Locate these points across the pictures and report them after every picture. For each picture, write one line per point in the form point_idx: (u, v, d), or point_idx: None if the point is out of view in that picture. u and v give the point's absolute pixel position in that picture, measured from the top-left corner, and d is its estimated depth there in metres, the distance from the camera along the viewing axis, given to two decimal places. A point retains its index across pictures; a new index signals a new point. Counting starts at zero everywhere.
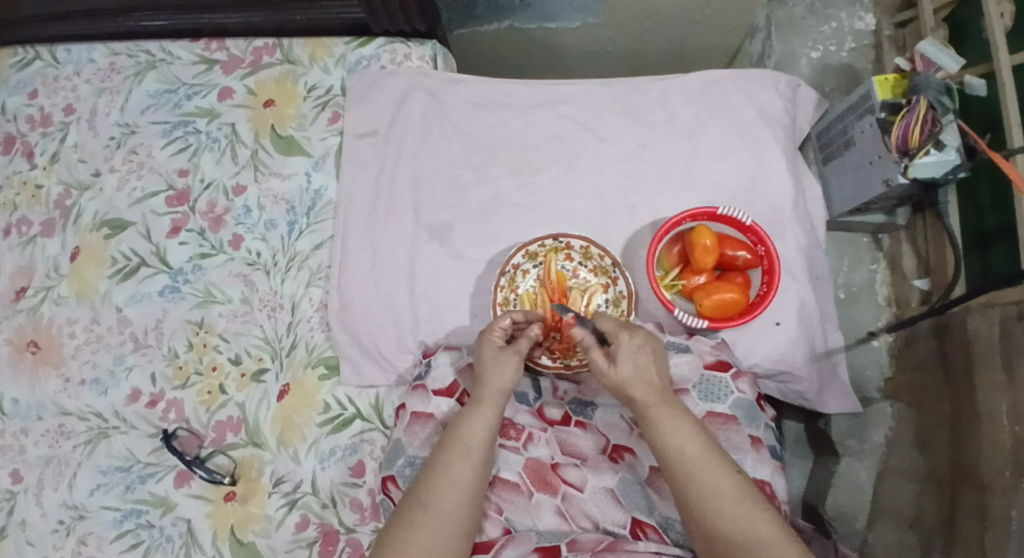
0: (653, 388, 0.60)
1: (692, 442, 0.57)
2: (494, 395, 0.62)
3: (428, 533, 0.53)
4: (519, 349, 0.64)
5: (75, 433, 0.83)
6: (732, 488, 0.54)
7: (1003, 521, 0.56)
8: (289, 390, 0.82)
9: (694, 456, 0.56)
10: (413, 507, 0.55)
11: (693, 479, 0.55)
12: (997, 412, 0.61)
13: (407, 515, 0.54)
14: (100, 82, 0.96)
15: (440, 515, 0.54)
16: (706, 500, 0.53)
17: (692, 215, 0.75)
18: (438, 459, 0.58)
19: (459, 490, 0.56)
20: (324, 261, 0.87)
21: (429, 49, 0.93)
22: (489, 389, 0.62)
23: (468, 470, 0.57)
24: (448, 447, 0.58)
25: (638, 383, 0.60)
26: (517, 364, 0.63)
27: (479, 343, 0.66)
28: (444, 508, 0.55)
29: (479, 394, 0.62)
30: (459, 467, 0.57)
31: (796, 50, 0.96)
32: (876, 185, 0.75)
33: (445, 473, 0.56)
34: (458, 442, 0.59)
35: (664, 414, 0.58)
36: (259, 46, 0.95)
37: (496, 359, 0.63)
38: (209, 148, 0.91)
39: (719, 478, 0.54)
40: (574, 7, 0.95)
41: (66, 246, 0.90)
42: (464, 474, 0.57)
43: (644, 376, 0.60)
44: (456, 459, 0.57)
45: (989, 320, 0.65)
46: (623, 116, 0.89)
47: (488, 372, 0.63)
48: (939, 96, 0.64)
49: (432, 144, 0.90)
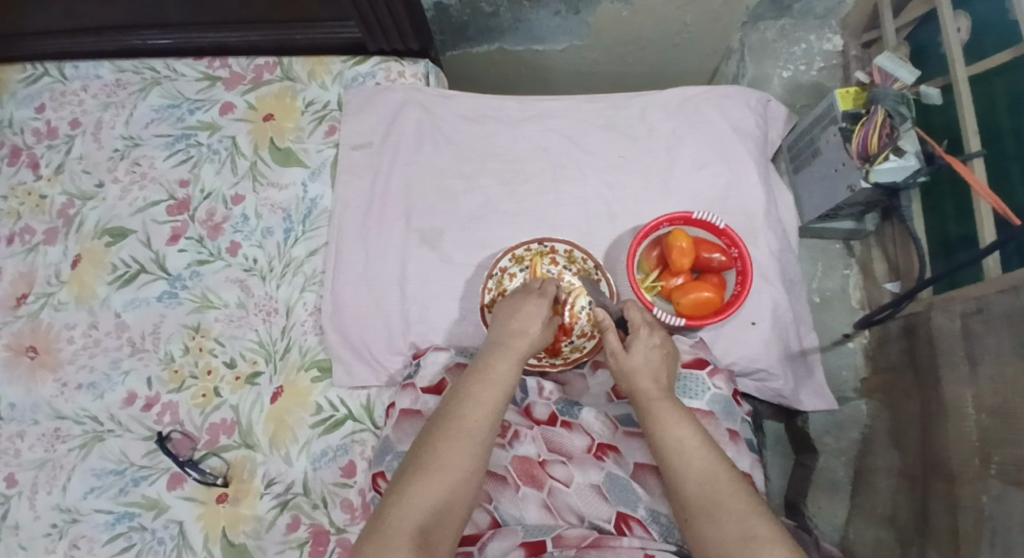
0: (657, 387, 0.66)
1: (692, 437, 0.61)
2: (524, 339, 0.67)
3: (462, 450, 0.57)
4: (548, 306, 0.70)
5: (69, 436, 0.84)
6: (730, 481, 0.57)
7: (974, 507, 0.58)
8: (283, 392, 0.84)
9: (695, 450, 0.59)
10: (447, 423, 0.59)
11: (691, 471, 0.58)
12: (962, 403, 0.64)
13: (441, 432, 0.58)
14: (106, 97, 1.01)
15: (473, 434, 0.58)
16: (704, 491, 0.56)
17: (669, 219, 0.79)
18: (470, 386, 0.62)
19: (490, 415, 0.60)
20: (319, 267, 0.90)
21: (422, 67, 0.99)
22: (522, 342, 0.67)
23: (500, 399, 0.62)
24: (481, 377, 0.63)
25: (645, 378, 0.67)
26: (545, 313, 0.69)
27: (519, 298, 0.71)
28: (478, 429, 0.59)
29: (513, 338, 0.67)
30: (492, 395, 0.62)
31: (768, 70, 1.02)
32: (842, 191, 0.80)
33: (479, 398, 0.61)
34: (491, 375, 0.63)
35: (666, 410, 0.64)
36: (260, 64, 1.00)
37: (528, 306, 0.69)
38: (210, 159, 0.95)
39: (718, 471, 0.57)
40: (560, 30, 1.01)
41: (67, 253, 0.93)
42: (496, 400, 0.61)
43: (651, 374, 0.68)
44: (489, 388, 0.62)
45: (951, 315, 0.69)
46: (606, 129, 0.93)
47: (519, 319, 0.68)
48: (897, 106, 0.70)
49: (424, 155, 0.94)
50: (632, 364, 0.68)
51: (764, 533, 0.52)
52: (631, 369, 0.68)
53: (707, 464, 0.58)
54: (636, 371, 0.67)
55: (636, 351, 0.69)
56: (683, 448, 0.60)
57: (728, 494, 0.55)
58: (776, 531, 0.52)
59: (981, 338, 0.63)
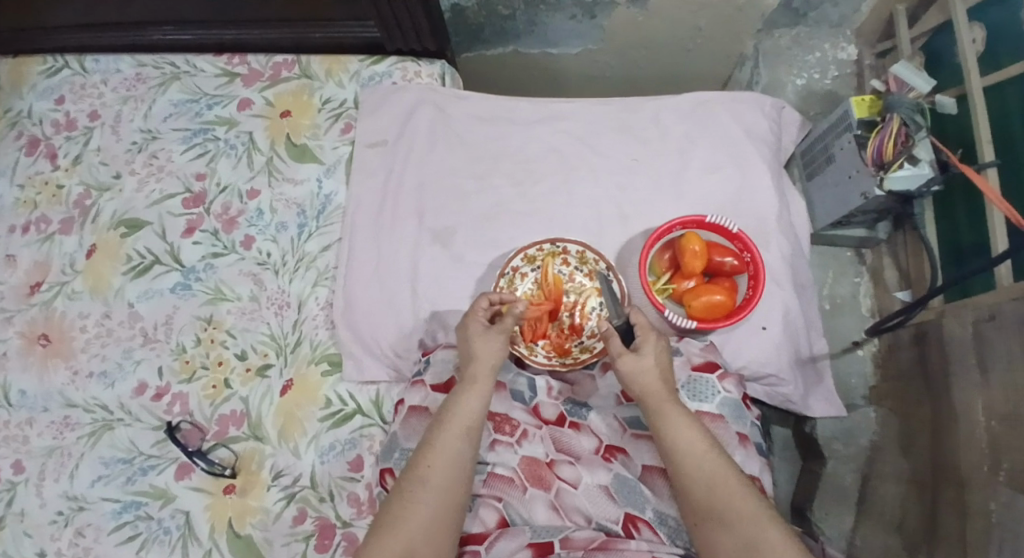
0: (665, 387, 0.66)
1: (701, 440, 0.61)
2: (484, 376, 0.67)
3: (426, 511, 0.58)
4: (500, 332, 0.69)
5: (80, 424, 0.84)
6: (740, 485, 0.58)
7: (984, 514, 0.58)
8: (292, 385, 0.85)
9: (704, 454, 0.60)
10: (410, 484, 0.60)
11: (701, 475, 0.59)
12: (973, 410, 0.64)
13: (405, 493, 0.59)
14: (126, 91, 1.02)
15: (437, 492, 0.59)
16: (716, 496, 0.57)
17: (681, 222, 0.80)
18: (434, 436, 0.63)
19: (456, 467, 0.61)
20: (331, 262, 0.91)
21: (438, 68, 1.00)
22: (477, 368, 0.67)
23: (465, 447, 0.62)
24: (443, 425, 0.63)
25: (653, 380, 0.66)
26: (500, 346, 0.69)
27: (467, 324, 0.72)
28: (443, 486, 0.60)
29: (472, 369, 0.68)
30: (456, 444, 0.62)
31: (782, 78, 1.02)
32: (855, 198, 0.80)
33: (442, 450, 0.61)
34: (454, 421, 0.63)
35: (675, 413, 0.63)
36: (279, 62, 1.01)
37: (483, 341, 0.69)
38: (226, 154, 0.96)
39: (728, 475, 0.59)
40: (575, 34, 1.02)
41: (83, 243, 0.94)
42: (460, 450, 0.62)
43: (660, 376, 0.66)
44: (452, 437, 0.62)
45: (963, 323, 0.69)
46: (619, 132, 0.94)
47: (477, 351, 0.68)
48: (912, 114, 0.70)
49: (438, 154, 0.95)
50: (635, 368, 0.66)
51: (774, 539, 0.54)
52: (636, 371, 0.66)
53: (716, 469, 0.59)
54: (640, 373, 0.66)
55: (646, 354, 0.67)
56: (693, 452, 0.60)
57: (740, 499, 0.57)
58: (786, 537, 0.54)
59: (992, 345, 0.63)
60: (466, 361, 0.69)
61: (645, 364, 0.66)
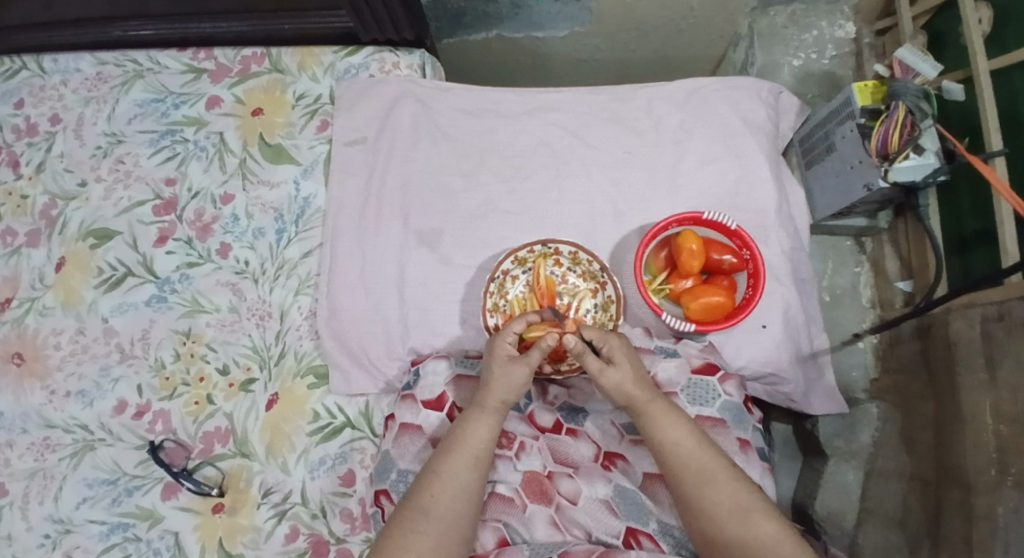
0: (647, 388, 0.62)
1: (690, 436, 0.59)
2: (495, 405, 0.63)
3: (428, 541, 0.56)
4: (528, 360, 0.64)
5: (61, 446, 0.81)
6: (729, 479, 0.56)
7: (990, 520, 0.56)
8: (278, 399, 0.82)
9: (692, 452, 0.58)
10: (411, 513, 0.57)
11: (691, 474, 0.57)
12: (980, 411, 0.61)
13: (405, 523, 0.57)
14: (88, 91, 0.96)
15: (440, 523, 0.57)
16: (706, 495, 0.56)
17: (678, 219, 0.76)
18: (437, 464, 0.60)
19: (460, 500, 0.58)
20: (313, 269, 0.87)
21: (418, 58, 0.95)
22: (485, 395, 0.64)
23: (469, 476, 0.59)
24: (447, 452, 0.61)
25: (636, 384, 0.62)
26: (525, 376, 0.64)
27: (490, 345, 0.66)
28: (446, 517, 0.57)
29: (478, 393, 0.64)
30: (460, 472, 0.59)
31: (777, 59, 0.98)
32: (858, 190, 0.77)
33: (446, 479, 0.59)
34: (459, 450, 0.61)
35: (662, 412, 0.61)
36: (248, 55, 0.95)
37: (504, 367, 0.64)
38: (197, 157, 0.91)
39: (716, 470, 0.57)
40: (561, 17, 0.96)
41: (51, 256, 0.89)
42: (466, 481, 0.59)
43: (637, 377, 0.63)
44: (457, 466, 0.60)
45: (970, 321, 0.66)
46: (610, 123, 0.90)
47: (494, 379, 0.64)
48: (918, 101, 0.66)
49: (421, 150, 0.90)
50: (617, 375, 0.62)
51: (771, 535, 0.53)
52: (621, 383, 0.62)
53: (705, 465, 0.57)
54: (624, 379, 0.62)
55: (620, 361, 0.63)
56: (677, 451, 0.59)
57: (731, 494, 0.55)
58: (782, 533, 0.53)
59: (1001, 343, 0.61)
60: (478, 385, 0.65)
61: (628, 369, 0.63)
